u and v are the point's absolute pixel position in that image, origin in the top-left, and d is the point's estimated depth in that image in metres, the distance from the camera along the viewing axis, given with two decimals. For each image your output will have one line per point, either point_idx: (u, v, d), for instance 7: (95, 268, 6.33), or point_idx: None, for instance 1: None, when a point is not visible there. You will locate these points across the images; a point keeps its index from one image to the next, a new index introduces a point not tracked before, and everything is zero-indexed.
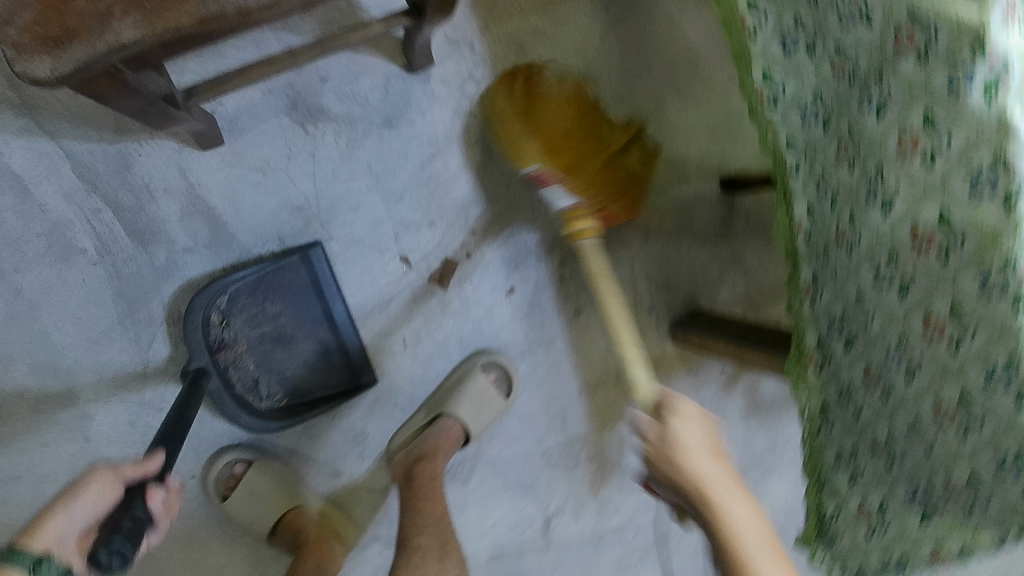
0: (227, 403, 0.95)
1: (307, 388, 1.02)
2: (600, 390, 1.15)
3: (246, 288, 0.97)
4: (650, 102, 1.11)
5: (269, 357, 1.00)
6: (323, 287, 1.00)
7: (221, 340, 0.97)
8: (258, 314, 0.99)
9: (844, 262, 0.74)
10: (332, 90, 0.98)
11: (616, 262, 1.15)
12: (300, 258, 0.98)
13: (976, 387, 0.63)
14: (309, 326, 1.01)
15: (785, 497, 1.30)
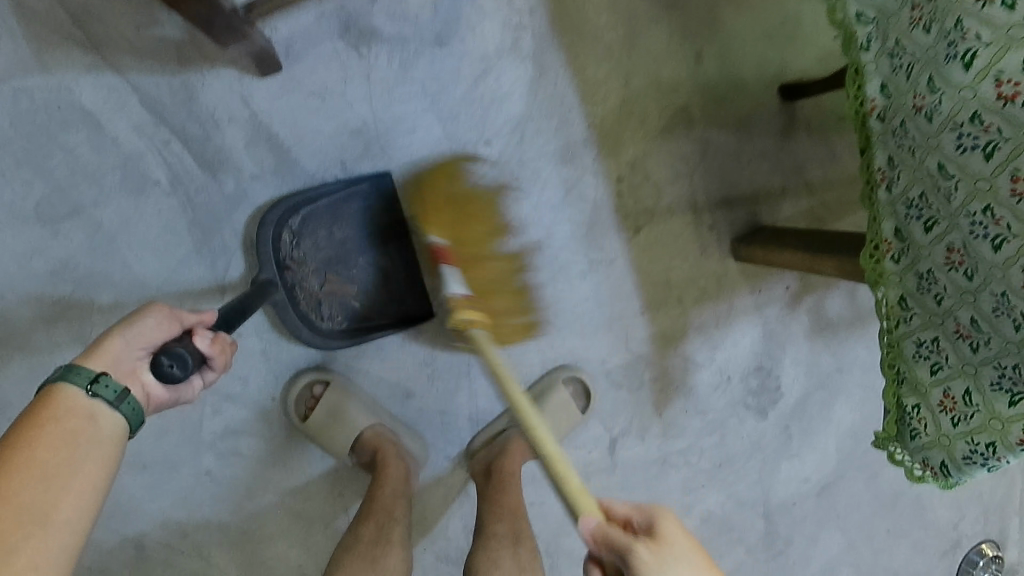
0: (289, 316, 0.97)
1: (369, 315, 1.02)
2: (662, 310, 1.14)
3: (317, 211, 0.97)
4: (703, 8, 1.08)
5: (333, 280, 0.99)
6: (390, 215, 1.01)
7: (291, 258, 0.97)
8: (325, 238, 0.98)
9: (923, 134, 0.69)
10: (383, 10, 0.98)
11: (677, 175, 1.11)
12: (369, 187, 0.99)
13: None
14: (372, 253, 1.01)
15: (854, 419, 1.27)
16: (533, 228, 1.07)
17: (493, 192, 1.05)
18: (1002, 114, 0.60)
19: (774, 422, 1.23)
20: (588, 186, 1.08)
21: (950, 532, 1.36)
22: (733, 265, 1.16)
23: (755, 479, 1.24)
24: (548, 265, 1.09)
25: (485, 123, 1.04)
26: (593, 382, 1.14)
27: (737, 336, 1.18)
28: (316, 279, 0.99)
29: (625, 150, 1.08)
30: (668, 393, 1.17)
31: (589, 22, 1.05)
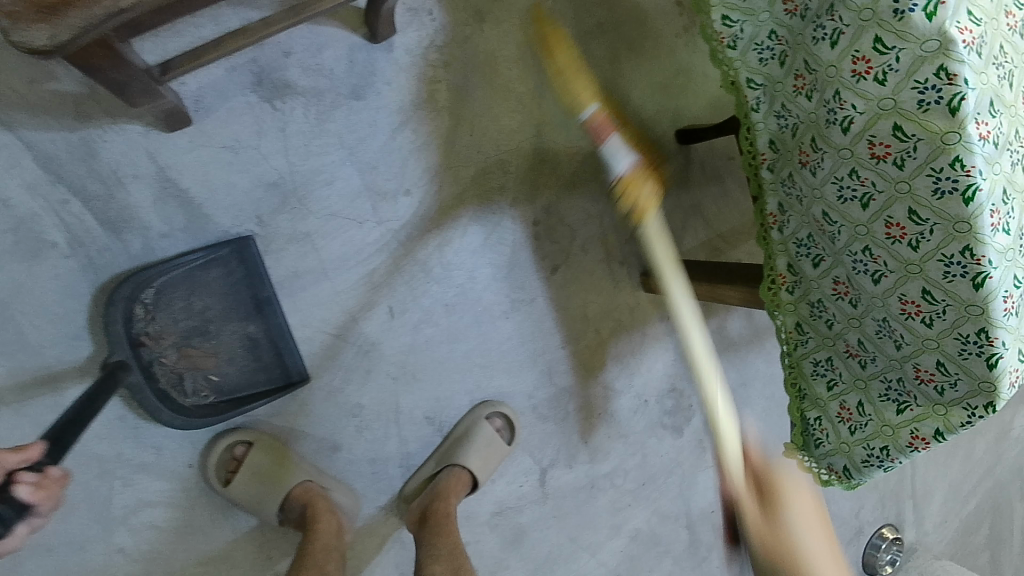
0: (147, 395, 0.91)
1: (236, 387, 0.99)
2: (581, 344, 1.20)
3: (172, 281, 0.94)
4: (605, 60, 1.16)
5: (193, 353, 0.96)
6: (254, 278, 0.98)
7: (145, 334, 0.93)
8: (183, 309, 0.95)
9: (809, 185, 0.78)
10: (296, 64, 0.98)
11: (589, 215, 1.17)
12: (231, 251, 0.96)
13: (938, 278, 0.69)
14: (236, 320, 0.98)
15: (757, 430, 1.38)
16: (456, 272, 1.10)
17: (414, 239, 1.07)
18: (875, 170, 0.70)
19: (689, 439, 1.31)
20: (507, 229, 1.12)
21: (845, 523, 1.50)
22: (643, 295, 1.24)
23: (675, 494, 1.32)
24: (472, 307, 1.11)
25: (404, 172, 1.05)
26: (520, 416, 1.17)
27: (650, 362, 1.26)
28: (175, 352, 0.95)
29: (540, 194, 1.13)
30: (591, 422, 1.23)
31: (499, 74, 1.09)
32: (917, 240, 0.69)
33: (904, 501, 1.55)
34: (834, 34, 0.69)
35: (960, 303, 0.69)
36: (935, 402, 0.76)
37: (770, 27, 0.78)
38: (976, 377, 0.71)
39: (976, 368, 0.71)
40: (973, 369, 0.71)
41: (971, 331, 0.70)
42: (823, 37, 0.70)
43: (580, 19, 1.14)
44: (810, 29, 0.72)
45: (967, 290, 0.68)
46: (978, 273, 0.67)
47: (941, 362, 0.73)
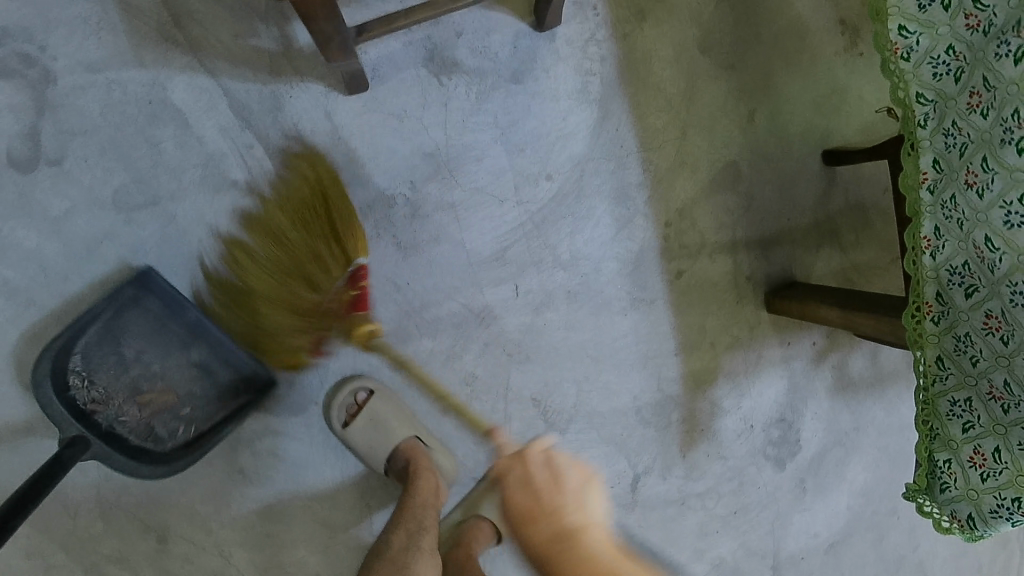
0: (120, 462, 0.96)
1: (205, 415, 1.04)
2: (695, 353, 1.18)
3: (96, 342, 0.99)
4: (758, 73, 1.17)
5: (150, 398, 1.01)
6: (170, 303, 1.00)
7: (91, 401, 0.99)
8: (116, 363, 1.00)
9: (971, 207, 0.76)
10: (466, 45, 1.04)
11: (721, 225, 1.17)
12: (135, 288, 0.99)
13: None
14: (177, 352, 1.02)
15: (863, 481, 1.30)
16: (583, 262, 1.12)
17: (547, 222, 1.10)
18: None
19: (790, 476, 1.26)
20: (638, 228, 1.13)
21: None
22: (766, 316, 1.21)
23: (768, 530, 1.27)
24: (592, 299, 1.13)
25: (548, 157, 1.09)
26: (623, 416, 1.17)
27: (763, 386, 1.22)
28: (134, 405, 1.01)
29: (675, 197, 1.14)
30: (692, 437, 1.20)
31: (654, 74, 1.12)
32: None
33: None
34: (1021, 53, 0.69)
35: None
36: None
37: (948, 42, 0.76)
38: None
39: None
40: None
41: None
42: (1007, 56, 0.70)
43: (739, 31, 1.16)
44: (994, 46, 0.71)
45: None
46: None
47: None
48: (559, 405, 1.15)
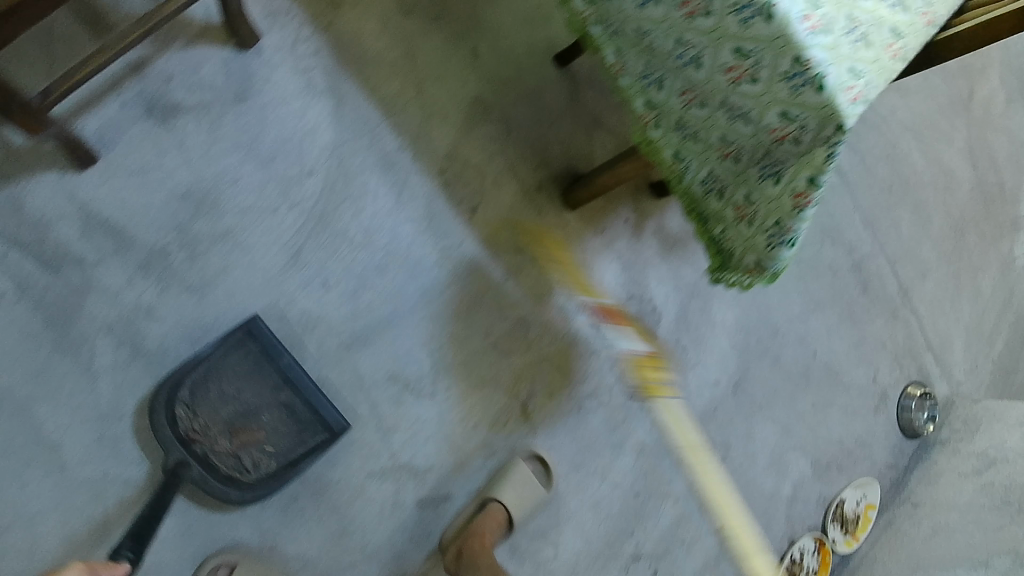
0: (215, 484, 0.99)
1: (290, 453, 1.04)
2: (523, 272, 1.23)
3: (201, 378, 1.02)
4: (467, 17, 1.24)
5: (241, 434, 1.02)
6: (269, 352, 1.04)
7: (192, 430, 1.00)
8: (218, 398, 1.02)
9: (617, 10, 0.83)
10: (180, 86, 1.05)
11: (491, 153, 1.22)
12: (242, 334, 1.03)
13: (738, 31, 0.71)
14: (270, 392, 1.04)
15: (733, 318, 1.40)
16: (379, 235, 1.13)
17: (325, 213, 1.10)
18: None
19: (665, 340, 1.33)
20: (416, 184, 1.16)
21: (857, 387, 1.51)
22: (571, 217, 1.28)
23: (672, 398, 1.33)
24: (405, 264, 1.14)
25: (303, 155, 1.10)
26: (483, 353, 1.18)
27: (601, 275, 1.28)
28: (228, 439, 1.02)
29: (438, 145, 1.19)
30: (557, 347, 1.24)
31: (369, 50, 1.16)
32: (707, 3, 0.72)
33: (930, 354, 1.60)
34: None
35: (767, 42, 0.69)
36: (798, 157, 0.75)
37: None
38: (815, 105, 0.69)
39: (811, 99, 0.70)
40: (810, 100, 0.70)
41: (789, 65, 0.69)
42: None
43: None
44: None
45: (763, 26, 0.69)
46: (766, 7, 0.68)
47: (785, 110, 0.72)
48: (420, 371, 1.14)
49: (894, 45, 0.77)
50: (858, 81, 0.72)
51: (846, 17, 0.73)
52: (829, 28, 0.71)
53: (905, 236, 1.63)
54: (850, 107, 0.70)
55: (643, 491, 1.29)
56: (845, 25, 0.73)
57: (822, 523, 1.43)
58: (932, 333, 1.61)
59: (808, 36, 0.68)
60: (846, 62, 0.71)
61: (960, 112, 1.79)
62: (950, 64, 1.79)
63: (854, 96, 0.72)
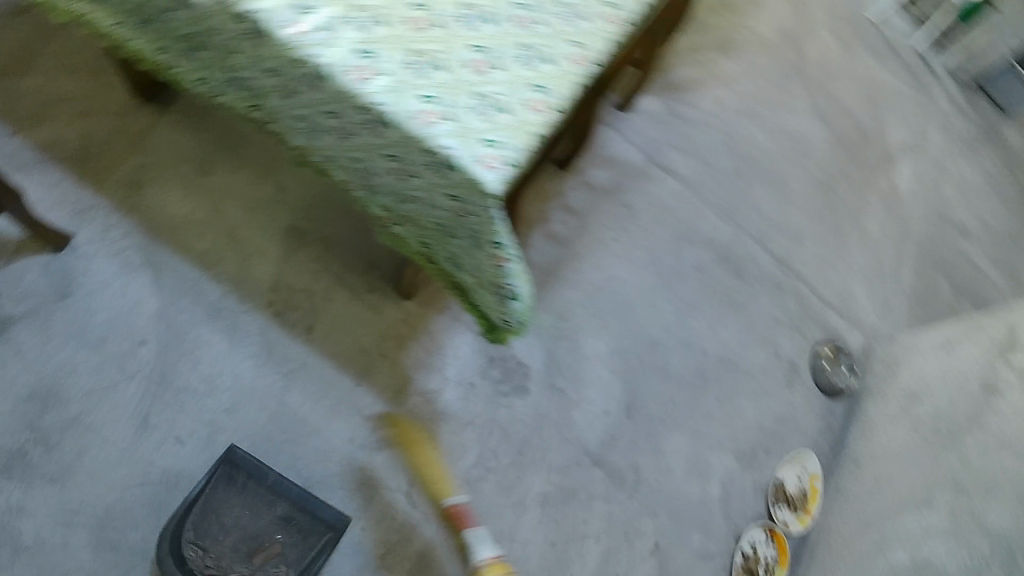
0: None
1: (300, 560, 1.04)
2: (373, 371, 1.18)
3: (200, 516, 1.05)
4: (265, 157, 1.28)
5: (253, 555, 1.04)
6: (256, 473, 1.08)
7: (206, 568, 1.02)
8: (222, 529, 1.05)
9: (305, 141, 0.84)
10: (8, 297, 1.15)
11: (314, 273, 1.22)
12: (223, 467, 1.08)
13: (375, 134, 0.70)
14: (266, 509, 1.07)
15: (607, 345, 1.33)
16: (218, 381, 1.14)
17: (160, 374, 1.14)
18: (292, 99, 0.76)
19: (540, 391, 1.26)
20: (246, 323, 1.18)
21: (761, 368, 1.45)
22: (411, 304, 1.23)
23: (562, 441, 1.25)
24: (250, 398, 1.14)
25: (130, 328, 1.16)
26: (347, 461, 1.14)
27: (455, 347, 1.23)
28: (247, 561, 1.04)
29: (260, 280, 1.20)
30: (428, 433, 1.17)
31: (175, 217, 1.22)
32: (343, 118, 0.72)
33: (830, 310, 1.57)
34: (195, 36, 0.77)
35: (397, 140, 0.68)
36: (478, 230, 0.72)
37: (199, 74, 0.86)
38: (461, 185, 0.67)
39: (456, 178, 0.67)
40: (455, 180, 0.68)
41: (422, 151, 0.67)
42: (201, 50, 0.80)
43: (223, 140, 1.28)
44: (193, 49, 0.80)
45: (384, 126, 0.67)
46: (377, 110, 0.66)
47: (448, 193, 0.71)
48: None
49: (544, 98, 0.71)
50: (499, 147, 0.67)
51: (478, 90, 0.69)
52: (451, 109, 0.67)
53: (771, 210, 1.59)
54: (487, 178, 0.66)
55: (561, 539, 1.20)
56: (475, 99, 0.68)
57: (768, 510, 1.36)
58: (827, 291, 1.58)
59: (422, 126, 0.66)
60: (479, 134, 0.67)
61: (795, 78, 1.78)
62: (770, 35, 1.80)
63: (496, 161, 0.67)
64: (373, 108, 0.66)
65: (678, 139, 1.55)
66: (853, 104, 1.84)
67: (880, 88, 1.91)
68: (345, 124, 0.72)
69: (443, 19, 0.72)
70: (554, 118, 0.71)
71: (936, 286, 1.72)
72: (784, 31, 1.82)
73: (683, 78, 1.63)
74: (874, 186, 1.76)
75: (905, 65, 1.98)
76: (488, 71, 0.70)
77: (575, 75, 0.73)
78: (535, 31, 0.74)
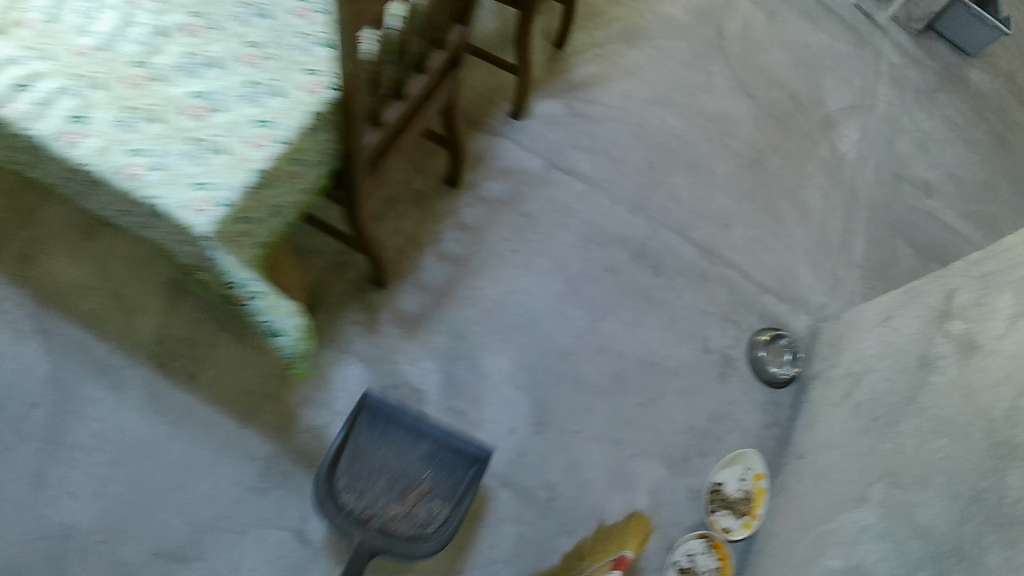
0: (402, 549, 1.07)
1: (455, 490, 1.14)
2: (258, 410, 1.19)
3: (350, 464, 1.13)
4: None
5: (405, 492, 1.12)
6: (402, 411, 1.17)
7: (364, 509, 1.09)
8: (370, 472, 1.12)
9: None
10: None
11: (198, 323, 1.23)
12: (363, 414, 1.16)
13: (101, 194, 0.68)
14: (412, 447, 1.16)
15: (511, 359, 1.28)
16: (109, 434, 1.14)
17: (55, 433, 1.13)
18: (36, 171, 0.73)
19: (437, 414, 1.21)
20: (133, 375, 1.18)
21: (688, 366, 1.37)
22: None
23: None
24: (141, 448, 1.14)
25: (26, 390, 1.15)
26: (234, 501, 1.13)
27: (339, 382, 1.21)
28: (398, 500, 1.12)
29: (146, 334, 1.21)
30: (317, 464, 1.17)
31: (63, 281, 1.23)
32: (76, 184, 0.70)
33: (769, 294, 1.47)
34: None
35: (117, 196, 0.66)
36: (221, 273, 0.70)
37: None
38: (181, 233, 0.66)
39: (174, 226, 0.65)
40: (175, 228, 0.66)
41: (138, 206, 0.66)
42: None
43: None
44: None
45: (99, 186, 0.66)
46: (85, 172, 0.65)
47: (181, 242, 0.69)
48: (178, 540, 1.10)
49: (267, 132, 0.69)
50: (211, 189, 0.65)
51: (194, 137, 0.68)
52: (162, 159, 0.66)
53: (692, 199, 1.52)
54: (197, 222, 0.64)
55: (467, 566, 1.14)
56: (190, 145, 0.67)
57: (706, 518, 1.25)
58: (763, 273, 1.48)
59: (128, 179, 0.64)
60: (192, 179, 0.65)
61: (714, 57, 1.71)
62: (682, 18, 1.73)
63: (208, 203, 0.65)
64: (79, 169, 0.64)
65: (583, 138, 1.51)
66: (783, 74, 1.74)
67: (813, 54, 1.80)
68: (81, 188, 0.71)
69: (164, 73, 0.71)
70: (283, 150, 0.70)
71: (894, 249, 1.62)
72: (699, 11, 1.76)
73: (584, 77, 1.58)
74: (813, 156, 1.66)
75: (843, 26, 1.89)
76: (208, 117, 0.69)
77: (304, 103, 0.71)
78: (265, 68, 0.73)
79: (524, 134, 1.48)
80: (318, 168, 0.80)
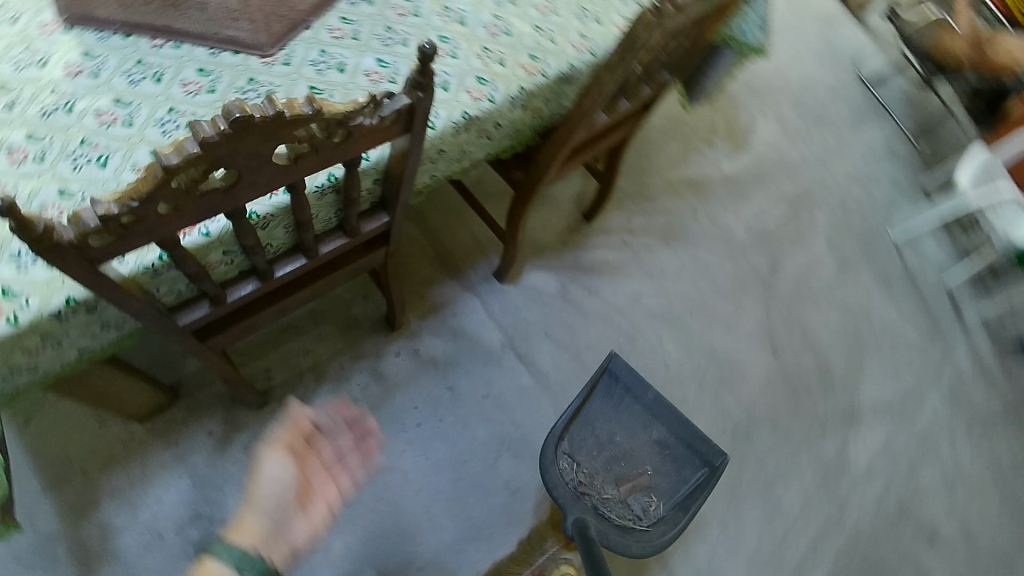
0: (614, 536, 1.06)
1: (672, 489, 1.14)
2: (65, 485, 1.04)
3: (575, 425, 1.17)
4: None
5: (620, 474, 1.15)
6: (631, 387, 1.20)
7: (579, 484, 1.13)
8: (595, 443, 1.17)
9: None
10: None
11: None
12: (606, 375, 1.20)
13: None
14: (642, 432, 1.19)
15: (346, 545, 1.10)
16: None
17: None
18: None
19: None
20: None
21: None
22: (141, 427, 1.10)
23: None
24: None
25: None
26: None
27: (161, 492, 1.06)
28: (614, 486, 1.14)
29: None
30: (84, 573, 1.00)
31: None
32: None
33: None
34: None
35: None
36: None
37: None
38: None
39: None
40: None
41: None
42: None
43: None
44: None
45: None
46: None
47: None
48: None
49: (7, 306, 0.58)
50: None
51: None
52: None
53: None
54: None
55: None
56: None
57: None
58: (685, 565, 1.22)
59: None
60: None
61: (753, 291, 1.48)
62: (739, 236, 1.53)
63: None
64: None
65: (558, 329, 1.33)
66: (824, 339, 1.47)
67: (877, 327, 1.51)
68: None
69: None
70: (18, 330, 0.58)
71: None
72: (762, 234, 1.55)
73: (590, 265, 1.41)
74: (814, 448, 1.36)
75: (918, 306, 1.55)
76: None
77: (72, 285, 0.60)
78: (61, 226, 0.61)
79: (497, 299, 1.32)
80: (106, 334, 0.69)
